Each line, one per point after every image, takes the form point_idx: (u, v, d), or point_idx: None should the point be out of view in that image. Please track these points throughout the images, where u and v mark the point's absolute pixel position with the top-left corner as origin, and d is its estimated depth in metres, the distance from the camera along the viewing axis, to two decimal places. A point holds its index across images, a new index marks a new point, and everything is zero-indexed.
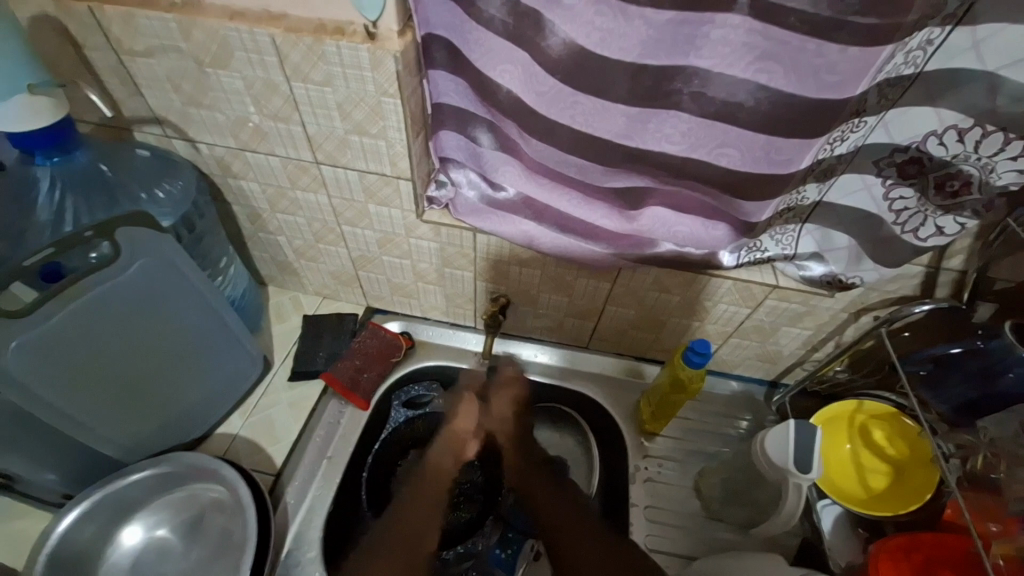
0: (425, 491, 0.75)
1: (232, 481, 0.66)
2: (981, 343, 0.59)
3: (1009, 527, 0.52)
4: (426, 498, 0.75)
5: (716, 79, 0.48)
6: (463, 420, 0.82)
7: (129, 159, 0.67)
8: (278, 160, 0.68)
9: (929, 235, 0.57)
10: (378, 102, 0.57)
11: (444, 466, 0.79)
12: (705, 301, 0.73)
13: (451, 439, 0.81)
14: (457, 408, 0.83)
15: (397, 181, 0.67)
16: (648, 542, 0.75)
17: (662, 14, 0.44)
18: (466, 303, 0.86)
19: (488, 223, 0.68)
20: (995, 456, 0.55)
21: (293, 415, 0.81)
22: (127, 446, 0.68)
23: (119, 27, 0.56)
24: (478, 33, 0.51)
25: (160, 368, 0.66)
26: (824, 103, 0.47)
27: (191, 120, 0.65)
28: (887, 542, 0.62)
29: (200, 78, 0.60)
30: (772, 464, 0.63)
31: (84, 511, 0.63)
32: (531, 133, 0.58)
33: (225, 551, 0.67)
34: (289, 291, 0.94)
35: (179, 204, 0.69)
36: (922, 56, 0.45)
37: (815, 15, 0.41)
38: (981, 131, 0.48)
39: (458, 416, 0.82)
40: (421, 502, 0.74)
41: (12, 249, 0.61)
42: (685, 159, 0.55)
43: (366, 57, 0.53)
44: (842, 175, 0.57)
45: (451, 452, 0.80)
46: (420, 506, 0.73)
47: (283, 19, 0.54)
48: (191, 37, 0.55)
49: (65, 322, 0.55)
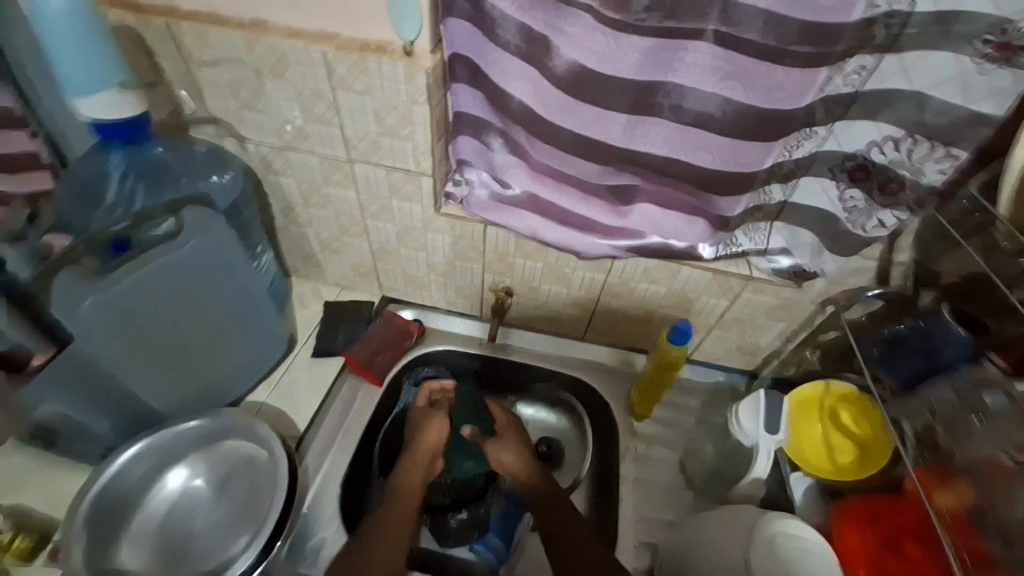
0: (399, 513, 0.77)
1: (264, 436, 0.73)
2: (924, 321, 0.65)
3: (942, 475, 0.60)
4: (394, 520, 0.76)
5: (690, 94, 0.58)
6: (430, 435, 0.86)
7: (190, 152, 0.75)
8: (316, 159, 0.78)
9: (874, 228, 0.66)
10: (410, 109, 0.68)
11: (414, 488, 0.81)
12: (689, 293, 0.82)
13: (419, 455, 0.84)
14: (429, 421, 0.87)
15: (421, 177, 0.76)
16: (636, 511, 0.82)
17: (645, 42, 0.55)
18: (475, 295, 0.95)
19: (498, 217, 0.77)
20: (934, 418, 0.62)
21: (314, 390, 0.89)
22: (170, 402, 0.75)
23: (193, 40, 0.67)
24: (496, 54, 0.62)
25: (201, 337, 0.74)
26: (777, 114, 0.57)
27: (243, 121, 0.75)
28: (848, 507, 0.71)
29: (256, 85, 0.70)
30: (743, 430, 0.71)
31: (136, 451, 0.70)
32: (538, 138, 0.69)
33: (252, 506, 0.73)
34: (311, 281, 1.01)
35: (230, 192, 0.78)
36: (859, 78, 0.55)
37: (764, 43, 0.52)
38: (912, 141, 0.58)
39: (427, 431, 0.86)
40: (391, 525, 0.75)
41: (80, 212, 0.71)
42: (666, 160, 0.66)
43: (403, 70, 0.63)
44: (802, 178, 0.66)
45: (422, 469, 0.83)
46: (392, 530, 0.75)
47: (334, 38, 0.64)
48: (254, 50, 0.66)
49: (131, 288, 0.63)
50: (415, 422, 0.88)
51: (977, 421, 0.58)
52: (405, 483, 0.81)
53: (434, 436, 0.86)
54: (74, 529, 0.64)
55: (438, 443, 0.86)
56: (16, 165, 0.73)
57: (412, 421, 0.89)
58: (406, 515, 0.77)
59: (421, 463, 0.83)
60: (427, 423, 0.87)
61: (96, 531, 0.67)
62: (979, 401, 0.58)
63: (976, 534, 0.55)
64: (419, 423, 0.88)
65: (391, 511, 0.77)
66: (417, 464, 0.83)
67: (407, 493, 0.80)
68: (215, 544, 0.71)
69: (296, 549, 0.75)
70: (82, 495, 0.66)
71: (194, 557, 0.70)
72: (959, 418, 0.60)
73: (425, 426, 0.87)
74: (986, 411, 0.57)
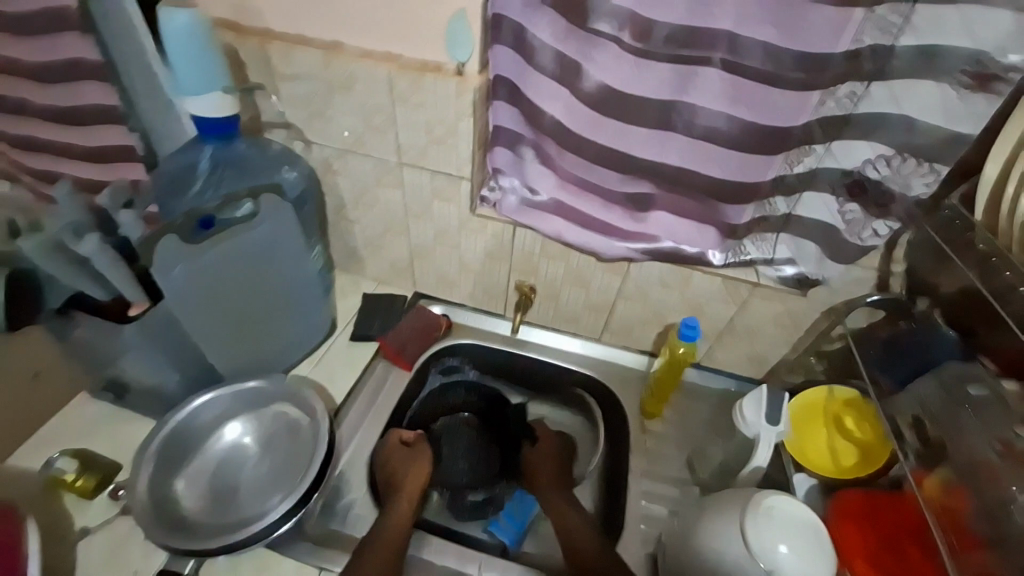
0: (385, 553, 0.73)
1: (311, 400, 0.82)
2: (912, 326, 0.71)
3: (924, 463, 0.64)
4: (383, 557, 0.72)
5: (700, 112, 0.67)
6: (415, 471, 0.84)
7: (266, 147, 0.88)
8: (371, 162, 0.89)
9: (868, 237, 0.72)
10: (457, 120, 0.78)
11: (400, 528, 0.77)
12: (700, 298, 0.87)
13: (405, 496, 0.82)
14: (412, 462, 0.86)
15: (460, 182, 0.86)
16: (644, 498, 0.87)
17: (663, 66, 0.64)
18: (500, 294, 1.03)
19: (527, 220, 0.86)
20: (924, 415, 0.65)
21: (351, 368, 0.97)
22: (231, 365, 0.85)
23: (280, 57, 0.79)
24: (534, 76, 0.73)
25: (264, 309, 0.85)
26: (776, 130, 0.65)
27: (312, 127, 0.87)
28: (847, 497, 0.74)
29: (328, 96, 0.82)
30: (746, 421, 0.76)
31: (207, 398, 0.80)
32: (566, 149, 0.78)
33: (293, 462, 0.81)
34: (351, 275, 1.12)
35: (298, 185, 0.90)
36: (850, 102, 0.63)
37: (763, 69, 0.61)
38: (901, 158, 0.65)
39: (409, 472, 0.84)
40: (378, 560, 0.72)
41: (171, 197, 0.84)
42: (680, 169, 0.74)
43: (454, 87, 0.74)
44: (805, 193, 0.73)
45: (405, 512, 0.79)
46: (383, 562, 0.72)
47: (398, 59, 0.76)
48: (330, 67, 0.78)
49: (217, 258, 0.75)
50: (395, 466, 0.85)
51: (968, 414, 0.61)
52: (391, 524, 0.77)
53: (416, 476, 0.84)
54: (145, 457, 0.74)
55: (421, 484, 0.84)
56: (105, 156, 0.88)
57: (386, 463, 0.85)
58: (392, 554, 0.73)
59: (407, 501, 0.81)
60: (410, 463, 0.86)
61: (164, 463, 0.77)
62: (965, 394, 0.62)
63: (967, 521, 0.58)
64: (399, 464, 0.85)
65: (378, 545, 0.74)
66: (404, 502, 0.80)
67: (391, 533, 0.76)
68: (259, 494, 0.79)
69: (328, 506, 0.84)
70: (158, 429, 0.77)
71: (239, 502, 0.78)
72: (942, 415, 0.63)
73: (410, 464, 0.85)
74: (973, 403, 0.61)
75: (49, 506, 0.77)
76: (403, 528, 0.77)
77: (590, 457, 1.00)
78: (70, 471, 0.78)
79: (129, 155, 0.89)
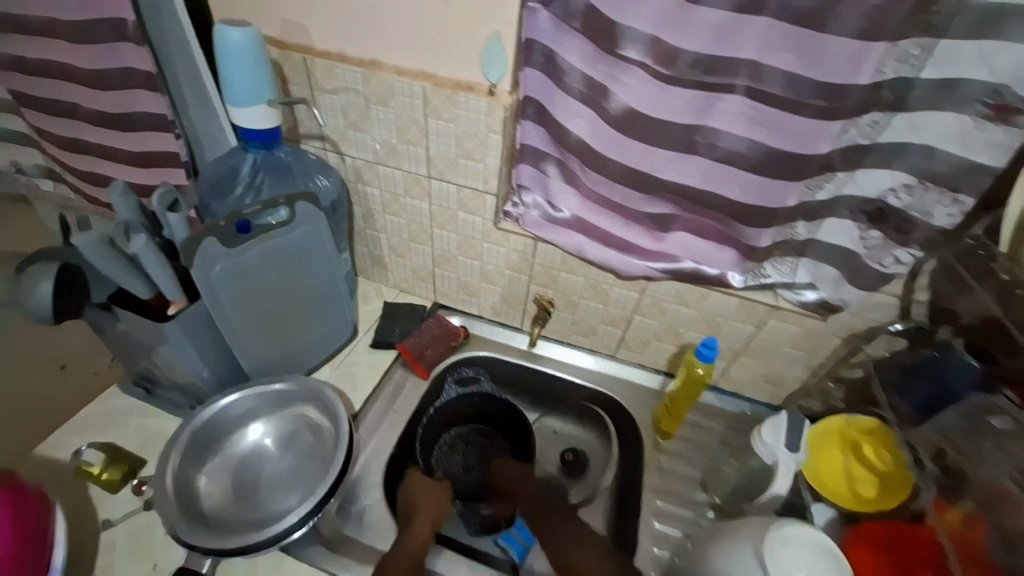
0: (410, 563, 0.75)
1: (331, 401, 0.83)
2: (937, 352, 0.69)
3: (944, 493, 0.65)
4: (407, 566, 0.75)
5: (721, 135, 0.69)
6: (431, 492, 0.88)
7: (303, 157, 0.93)
8: (401, 173, 0.92)
9: (890, 264, 0.73)
10: (486, 136, 0.81)
11: (421, 542, 0.79)
12: (718, 318, 0.88)
13: (430, 514, 0.84)
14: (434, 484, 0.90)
15: (486, 195, 0.89)
16: (656, 518, 0.86)
17: (687, 91, 0.67)
18: (518, 304, 1.05)
19: (550, 234, 0.89)
20: (956, 451, 0.64)
21: (371, 373, 0.99)
22: (257, 363, 0.88)
23: (322, 72, 0.84)
24: (562, 97, 0.76)
25: (293, 308, 0.88)
26: (798, 156, 0.67)
27: (347, 138, 0.91)
28: (863, 526, 0.74)
29: (364, 109, 0.86)
30: (764, 445, 0.76)
31: (233, 398, 0.83)
32: (590, 168, 0.81)
33: (311, 463, 0.83)
34: (374, 282, 1.15)
35: (332, 193, 0.95)
36: (872, 130, 0.64)
37: (785, 96, 0.63)
38: (923, 187, 0.66)
39: (426, 491, 0.88)
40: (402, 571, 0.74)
41: (215, 197, 0.89)
42: (701, 190, 0.76)
43: (485, 105, 0.78)
44: (828, 219, 0.74)
45: (427, 525, 0.82)
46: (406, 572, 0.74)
47: (433, 77, 0.80)
48: (368, 83, 0.83)
49: (253, 257, 0.79)
50: (416, 487, 0.88)
51: (993, 448, 0.60)
52: (414, 537, 0.79)
53: (434, 495, 0.88)
54: (171, 451, 0.77)
55: (438, 501, 0.87)
56: (149, 160, 0.95)
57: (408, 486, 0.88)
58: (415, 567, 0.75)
59: (427, 517, 0.83)
60: (428, 484, 0.89)
61: (189, 459, 0.79)
62: (986, 424, 0.62)
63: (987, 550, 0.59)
64: (420, 485, 0.89)
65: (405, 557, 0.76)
66: (425, 518, 0.83)
67: (413, 547, 0.78)
68: (276, 494, 0.81)
69: (344, 509, 0.84)
70: (186, 424, 0.79)
71: (257, 501, 0.80)
72: (963, 441, 0.64)
73: (429, 486, 0.89)
74: (995, 433, 0.61)
75: (78, 489, 0.80)
76: (425, 541, 0.79)
77: (603, 473, 1.01)
78: (94, 464, 0.79)
79: (173, 160, 0.94)
